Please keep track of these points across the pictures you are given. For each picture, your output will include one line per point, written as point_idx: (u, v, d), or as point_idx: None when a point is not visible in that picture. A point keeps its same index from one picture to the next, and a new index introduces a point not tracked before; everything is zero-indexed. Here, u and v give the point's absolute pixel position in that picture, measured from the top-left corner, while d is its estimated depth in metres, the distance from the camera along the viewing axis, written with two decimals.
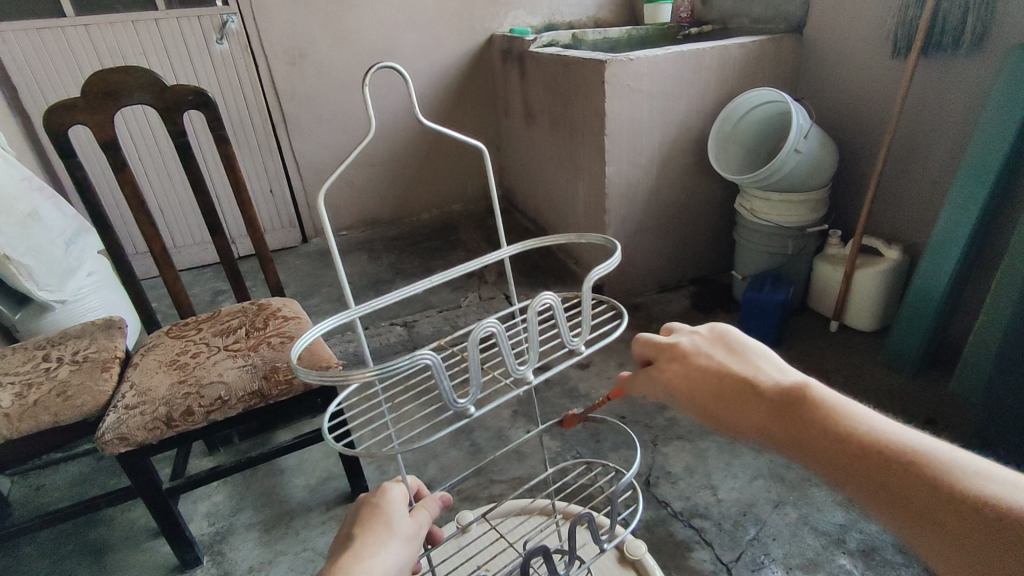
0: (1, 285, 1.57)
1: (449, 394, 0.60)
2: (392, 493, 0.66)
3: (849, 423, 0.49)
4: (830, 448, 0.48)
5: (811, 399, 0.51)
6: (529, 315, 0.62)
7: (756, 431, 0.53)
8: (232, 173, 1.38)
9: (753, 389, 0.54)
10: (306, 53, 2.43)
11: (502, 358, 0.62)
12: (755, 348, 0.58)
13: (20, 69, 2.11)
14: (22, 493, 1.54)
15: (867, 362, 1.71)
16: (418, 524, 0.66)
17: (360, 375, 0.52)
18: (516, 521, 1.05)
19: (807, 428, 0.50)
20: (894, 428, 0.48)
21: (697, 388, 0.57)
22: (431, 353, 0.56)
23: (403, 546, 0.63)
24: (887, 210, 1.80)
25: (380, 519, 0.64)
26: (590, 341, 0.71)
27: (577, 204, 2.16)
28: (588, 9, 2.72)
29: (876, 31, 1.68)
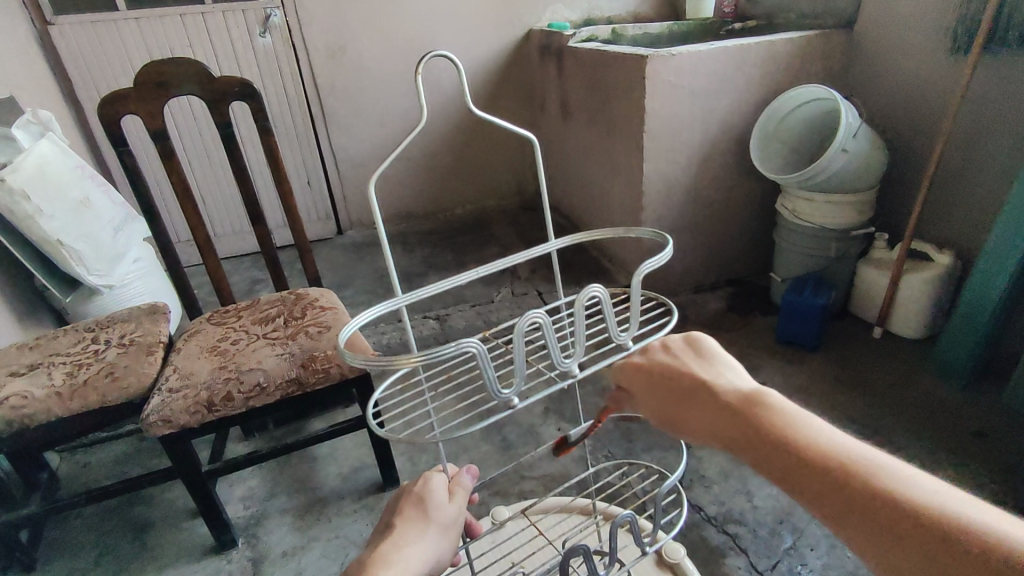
0: (54, 268, 1.64)
1: (491, 384, 0.60)
2: (430, 479, 0.66)
3: (797, 431, 0.50)
4: (789, 456, 0.49)
5: (763, 405, 0.52)
6: (577, 305, 0.62)
7: (710, 431, 0.55)
8: (274, 164, 1.40)
9: (709, 393, 0.57)
10: (347, 47, 2.45)
11: (547, 351, 0.62)
12: (724, 361, 0.60)
13: (75, 61, 2.18)
14: (69, 469, 1.60)
15: (912, 370, 1.65)
16: (455, 513, 0.66)
17: (405, 360, 0.53)
18: (555, 519, 1.05)
19: (758, 433, 0.51)
20: (851, 443, 0.49)
21: (651, 389, 0.62)
22: (475, 341, 0.56)
23: (438, 537, 0.63)
24: (939, 214, 1.73)
25: (417, 508, 0.64)
26: (638, 338, 0.69)
27: (613, 201, 2.13)
28: (627, 5, 2.68)
29: (933, 27, 1.62)
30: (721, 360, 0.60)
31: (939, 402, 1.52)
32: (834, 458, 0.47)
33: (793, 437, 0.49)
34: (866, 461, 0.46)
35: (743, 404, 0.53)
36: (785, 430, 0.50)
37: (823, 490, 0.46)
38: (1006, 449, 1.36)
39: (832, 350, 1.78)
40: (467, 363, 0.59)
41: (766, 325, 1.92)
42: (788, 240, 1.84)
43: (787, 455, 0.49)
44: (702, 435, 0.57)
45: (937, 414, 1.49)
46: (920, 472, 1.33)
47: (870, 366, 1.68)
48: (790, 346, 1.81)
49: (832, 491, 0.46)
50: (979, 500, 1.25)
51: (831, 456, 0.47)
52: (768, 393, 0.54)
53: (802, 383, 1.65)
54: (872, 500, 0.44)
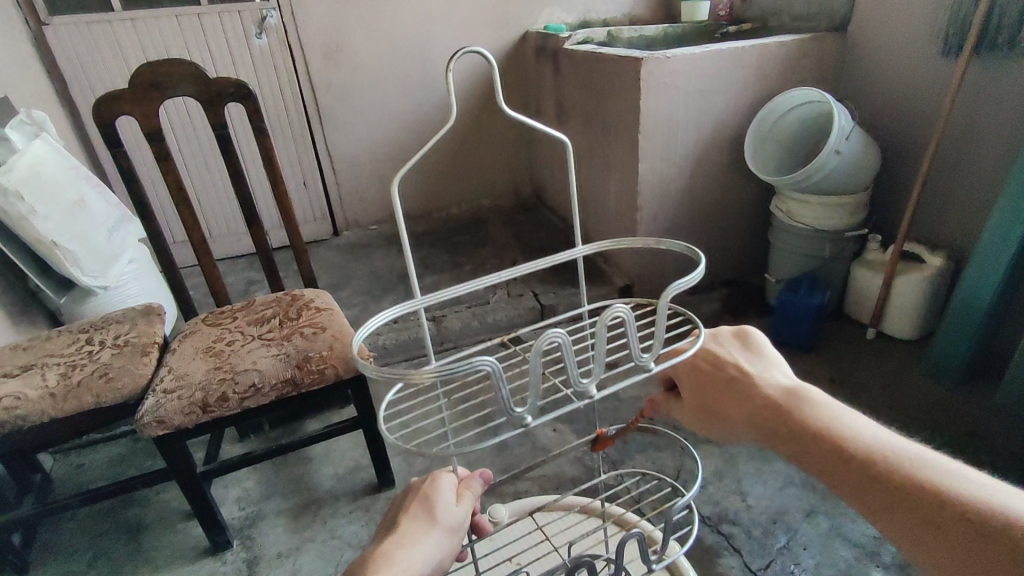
0: (48, 269, 1.63)
1: (504, 402, 0.59)
2: (439, 479, 0.66)
3: (839, 430, 0.56)
4: (828, 455, 0.55)
5: (807, 405, 0.58)
6: (598, 325, 0.60)
7: (751, 426, 0.62)
8: (270, 165, 1.40)
9: (751, 390, 0.62)
10: (342, 48, 2.45)
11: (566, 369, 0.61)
12: (768, 351, 0.65)
13: (69, 62, 2.18)
14: (63, 471, 1.59)
15: (906, 371, 1.66)
16: (463, 515, 0.66)
17: (418, 376, 0.52)
18: (561, 520, 1.06)
19: (800, 431, 0.57)
20: (886, 437, 0.56)
21: (695, 382, 0.67)
22: (492, 359, 0.55)
23: (443, 538, 0.63)
24: (932, 216, 1.74)
25: (424, 508, 0.64)
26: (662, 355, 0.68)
27: (609, 202, 2.14)
28: (623, 7, 2.69)
29: (925, 30, 1.63)
30: (765, 352, 0.64)
31: (931, 402, 1.53)
32: (874, 456, 0.54)
33: (838, 438, 0.56)
34: (901, 459, 0.53)
35: (786, 404, 0.59)
36: (831, 431, 0.56)
37: (865, 486, 0.53)
38: (997, 449, 1.37)
39: (825, 350, 1.79)
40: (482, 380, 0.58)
41: (761, 326, 1.93)
42: (784, 241, 1.85)
43: (830, 454, 0.55)
44: (739, 427, 0.63)
45: (928, 414, 1.50)
46: None
47: (863, 367, 1.69)
48: (784, 347, 1.82)
49: (873, 486, 0.53)
50: None
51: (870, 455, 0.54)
52: (809, 389, 0.60)
53: None
54: (913, 496, 0.51)
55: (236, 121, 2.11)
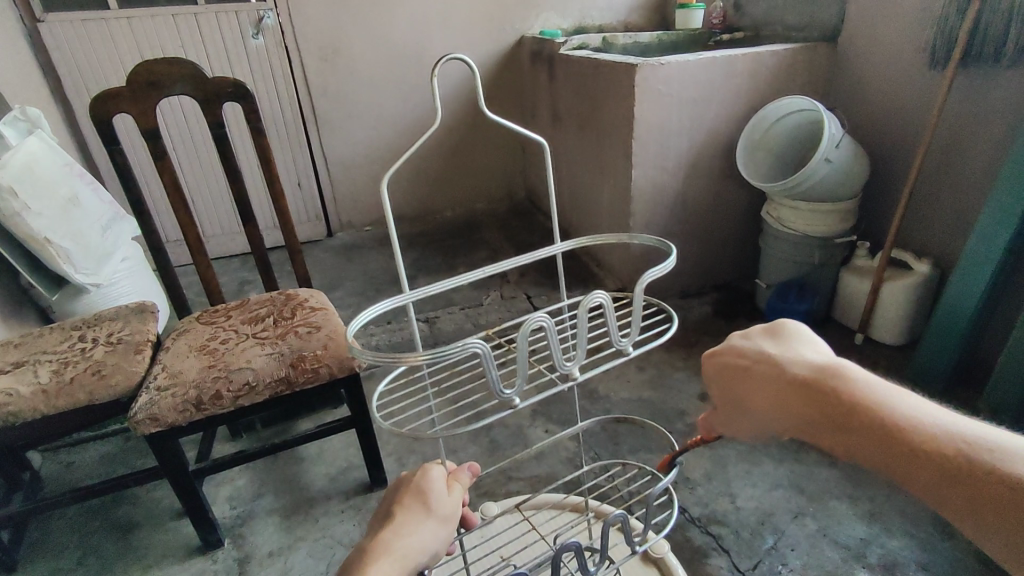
0: (40, 266, 1.63)
1: (493, 384, 0.61)
2: (430, 472, 0.68)
3: (886, 411, 0.51)
4: (880, 440, 0.50)
5: (847, 385, 0.53)
6: (580, 312, 0.64)
7: (786, 414, 0.55)
8: (266, 164, 1.40)
9: (784, 375, 0.55)
10: (339, 50, 2.46)
11: (551, 354, 0.64)
12: (795, 334, 0.59)
13: (64, 59, 2.17)
14: (52, 469, 1.58)
15: (893, 376, 1.68)
16: (455, 504, 0.67)
17: (412, 358, 0.55)
18: (546, 515, 1.07)
19: (845, 417, 0.51)
20: (933, 413, 0.51)
21: (727, 374, 0.60)
22: (481, 342, 0.58)
23: (439, 527, 0.64)
24: (918, 224, 1.77)
25: (418, 498, 0.66)
26: (638, 343, 0.72)
27: (602, 206, 2.16)
28: (618, 13, 2.72)
29: (913, 42, 1.66)
30: (791, 334, 0.59)
31: None
32: (932, 438, 0.49)
33: (890, 422, 0.50)
34: (958, 438, 0.49)
35: (825, 386, 0.53)
36: (877, 412, 0.50)
37: (924, 472, 0.48)
38: None
39: None
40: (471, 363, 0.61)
41: None
42: (774, 246, 1.87)
43: (882, 440, 0.50)
44: (771, 417, 0.57)
45: None
46: None
47: None
48: None
49: (934, 470, 0.48)
50: None
51: (924, 435, 0.49)
52: (846, 366, 0.54)
53: None
54: (976, 478, 0.47)
55: (231, 121, 2.12)
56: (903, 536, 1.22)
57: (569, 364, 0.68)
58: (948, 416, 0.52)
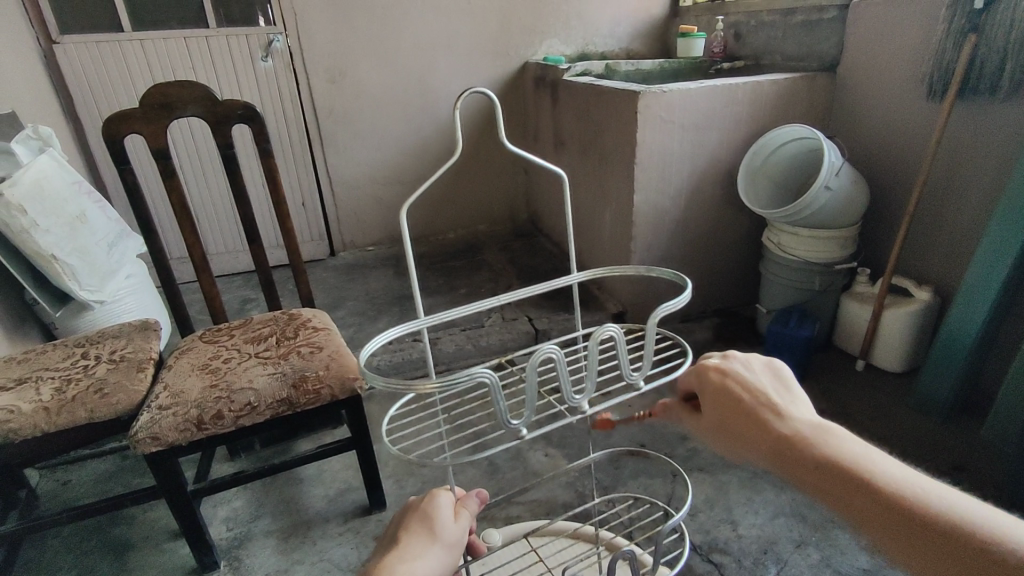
0: (45, 282, 1.64)
1: (501, 413, 0.63)
2: (438, 498, 0.67)
3: (862, 464, 0.53)
4: (851, 490, 0.52)
5: (829, 441, 0.56)
6: (589, 343, 0.66)
7: (770, 458, 0.59)
8: (273, 185, 1.42)
9: (774, 423, 0.60)
10: (346, 73, 2.51)
11: (560, 385, 0.66)
12: (796, 392, 0.64)
13: (77, 79, 2.21)
14: (49, 487, 1.58)
15: (894, 403, 1.68)
16: (462, 531, 0.67)
17: (422, 387, 0.56)
18: (556, 545, 1.05)
19: (821, 464, 0.55)
20: (918, 478, 0.52)
21: (759, 442, 0.60)
22: (490, 372, 0.60)
23: (444, 553, 0.64)
24: (918, 251, 1.79)
25: (425, 524, 0.65)
26: (647, 378, 0.74)
27: (604, 230, 2.17)
28: (620, 41, 2.77)
29: (911, 74, 1.69)
30: (792, 390, 0.64)
31: (919, 435, 1.55)
32: (903, 495, 0.50)
33: (866, 475, 0.52)
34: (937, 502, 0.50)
35: (809, 437, 0.57)
36: (854, 467, 0.53)
37: (891, 524, 0.49)
38: (984, 483, 1.39)
39: (815, 381, 1.80)
40: (480, 392, 0.63)
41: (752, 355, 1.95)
42: (774, 272, 1.89)
43: (856, 489, 0.52)
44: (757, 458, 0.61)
45: (917, 447, 1.51)
46: None
47: (852, 399, 1.71)
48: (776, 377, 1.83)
49: (904, 525, 0.49)
50: None
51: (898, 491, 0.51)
52: (833, 427, 0.58)
53: None
54: (945, 541, 0.47)
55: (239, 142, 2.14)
56: None
57: (579, 395, 0.69)
58: (945, 489, 0.52)
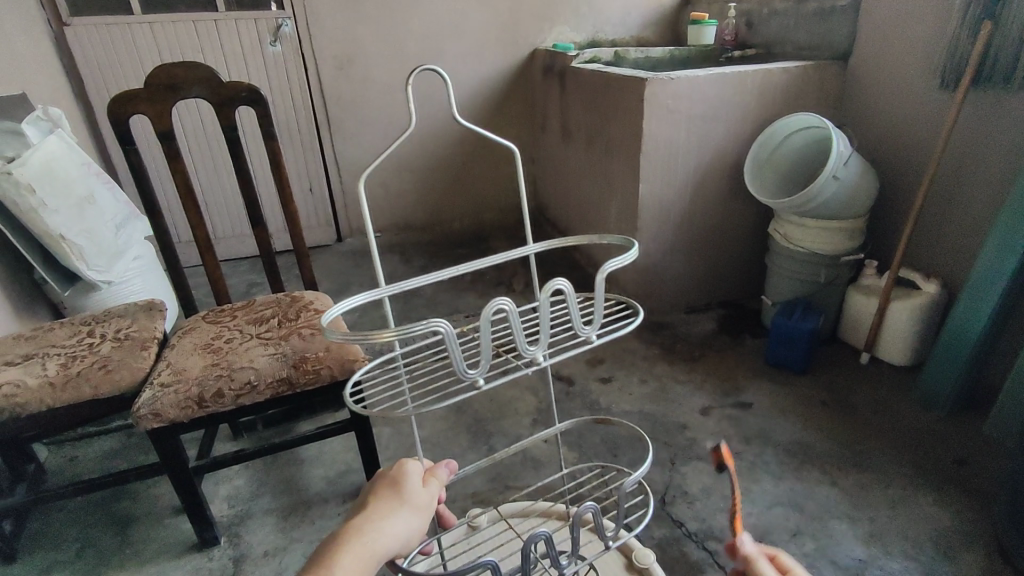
0: (54, 262, 1.66)
1: (457, 364, 0.65)
2: (406, 466, 0.68)
3: None
4: None
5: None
6: (540, 296, 0.67)
7: None
8: (276, 168, 1.42)
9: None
10: (354, 58, 2.50)
11: (514, 337, 0.67)
12: None
13: (88, 61, 2.23)
14: (57, 462, 1.61)
15: (897, 397, 1.67)
16: (430, 495, 0.67)
17: (379, 335, 0.59)
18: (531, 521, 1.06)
19: None
20: None
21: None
22: (444, 322, 0.62)
23: (412, 515, 0.64)
24: (927, 244, 1.76)
25: (393, 488, 0.66)
26: (601, 332, 0.75)
27: (609, 219, 2.16)
28: (631, 29, 2.75)
29: (924, 63, 1.66)
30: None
31: (922, 429, 1.54)
32: None
33: None
34: None
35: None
36: None
37: None
38: (985, 478, 1.38)
39: (818, 373, 1.79)
40: (437, 345, 0.65)
41: (756, 346, 1.94)
42: (779, 263, 1.87)
43: None
44: None
45: (919, 440, 1.50)
46: (899, 497, 1.34)
47: (855, 391, 1.70)
48: (779, 368, 1.82)
49: None
50: (953, 527, 1.26)
51: None
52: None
53: (787, 403, 1.67)
54: None
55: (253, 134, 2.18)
56: (902, 558, 1.21)
57: (533, 348, 0.71)
58: None
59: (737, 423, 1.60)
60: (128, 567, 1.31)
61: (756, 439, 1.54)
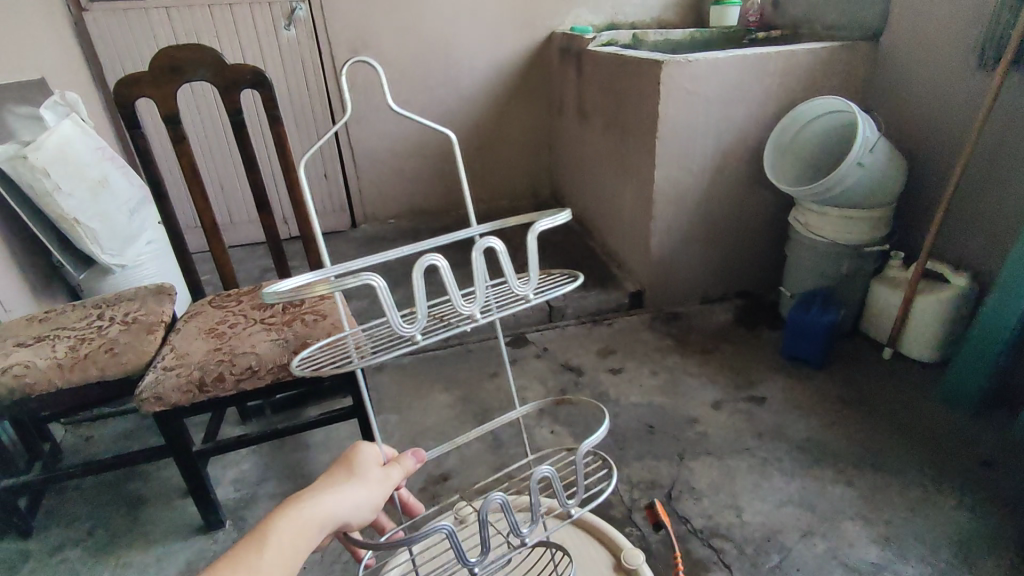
0: (69, 245, 1.68)
1: (393, 319, 0.68)
2: (362, 445, 0.68)
3: None
4: None
5: None
6: (471, 256, 0.72)
7: None
8: (282, 152, 1.41)
9: None
10: (369, 43, 2.48)
11: (450, 294, 0.71)
12: None
13: (106, 47, 2.25)
14: (72, 441, 1.64)
15: (921, 394, 1.60)
16: (386, 474, 0.67)
17: (316, 289, 0.64)
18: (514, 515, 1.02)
19: None
20: None
21: None
22: (377, 276, 0.67)
23: (364, 489, 0.63)
24: (958, 235, 1.68)
25: (346, 466, 0.65)
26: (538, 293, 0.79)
27: (624, 206, 2.11)
28: (652, 10, 2.67)
29: (960, 43, 1.57)
30: None
31: (945, 429, 1.47)
32: None
33: None
34: None
35: None
36: None
37: None
38: (1010, 481, 1.31)
39: (837, 368, 1.73)
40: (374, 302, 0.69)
41: (773, 339, 1.88)
42: (799, 254, 1.80)
43: None
44: None
45: (942, 440, 1.44)
46: (918, 499, 1.29)
47: (876, 388, 1.64)
48: (796, 362, 1.76)
49: None
50: (974, 532, 1.21)
51: None
52: None
53: (803, 399, 1.61)
54: None
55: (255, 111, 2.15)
56: (918, 562, 1.16)
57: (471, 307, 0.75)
58: None
59: (749, 418, 1.56)
60: (136, 547, 1.34)
61: (769, 435, 1.49)
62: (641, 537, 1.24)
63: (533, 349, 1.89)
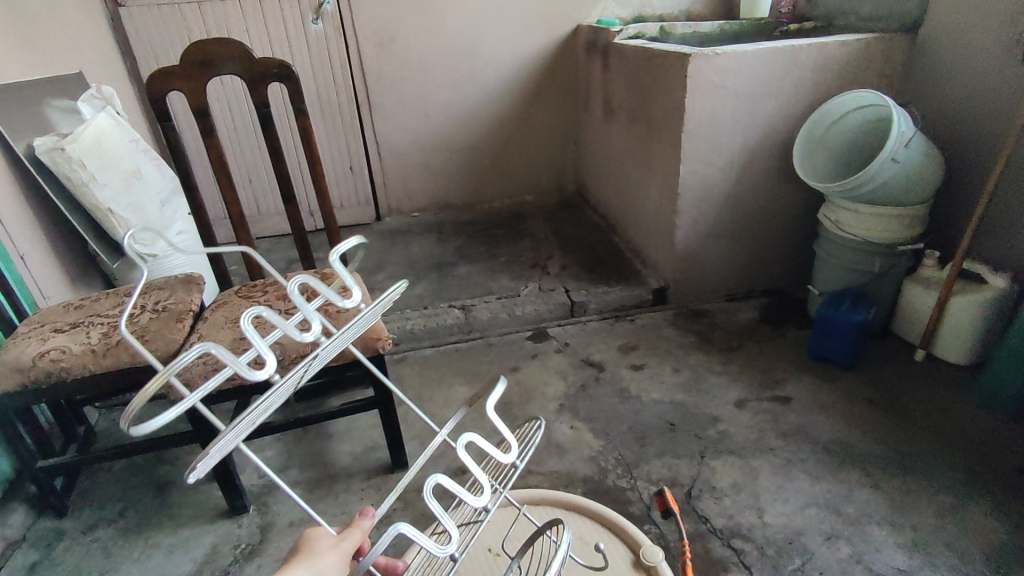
0: (103, 235, 1.73)
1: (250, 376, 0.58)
2: (313, 528, 0.63)
3: None
4: None
5: None
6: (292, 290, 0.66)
7: None
8: (308, 144, 1.43)
9: None
10: (395, 37, 2.49)
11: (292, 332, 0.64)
12: None
13: (141, 41, 2.30)
14: (106, 425, 1.69)
15: (954, 398, 1.55)
16: (344, 543, 0.62)
17: (146, 386, 0.52)
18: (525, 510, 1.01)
19: None
20: None
21: None
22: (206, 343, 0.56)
23: (324, 565, 0.59)
24: (997, 233, 1.62)
25: (301, 552, 0.60)
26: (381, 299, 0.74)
27: (649, 202, 2.09)
28: (681, 3, 2.62)
29: (1004, 34, 1.51)
30: None
31: (980, 434, 1.43)
32: None
33: None
34: None
35: None
36: None
37: None
38: None
39: (867, 369, 1.69)
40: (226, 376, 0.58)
41: (800, 338, 1.84)
42: (829, 252, 1.76)
43: None
44: None
45: (975, 445, 1.39)
46: (948, 505, 1.25)
47: (906, 390, 1.59)
48: (824, 362, 1.72)
49: None
50: (1008, 540, 1.17)
51: None
52: None
53: (830, 400, 1.58)
54: None
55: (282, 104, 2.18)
56: (947, 570, 1.12)
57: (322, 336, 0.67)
58: None
59: (773, 418, 1.53)
60: (165, 529, 1.37)
61: (793, 436, 1.46)
62: (660, 535, 1.23)
63: (554, 344, 1.89)
